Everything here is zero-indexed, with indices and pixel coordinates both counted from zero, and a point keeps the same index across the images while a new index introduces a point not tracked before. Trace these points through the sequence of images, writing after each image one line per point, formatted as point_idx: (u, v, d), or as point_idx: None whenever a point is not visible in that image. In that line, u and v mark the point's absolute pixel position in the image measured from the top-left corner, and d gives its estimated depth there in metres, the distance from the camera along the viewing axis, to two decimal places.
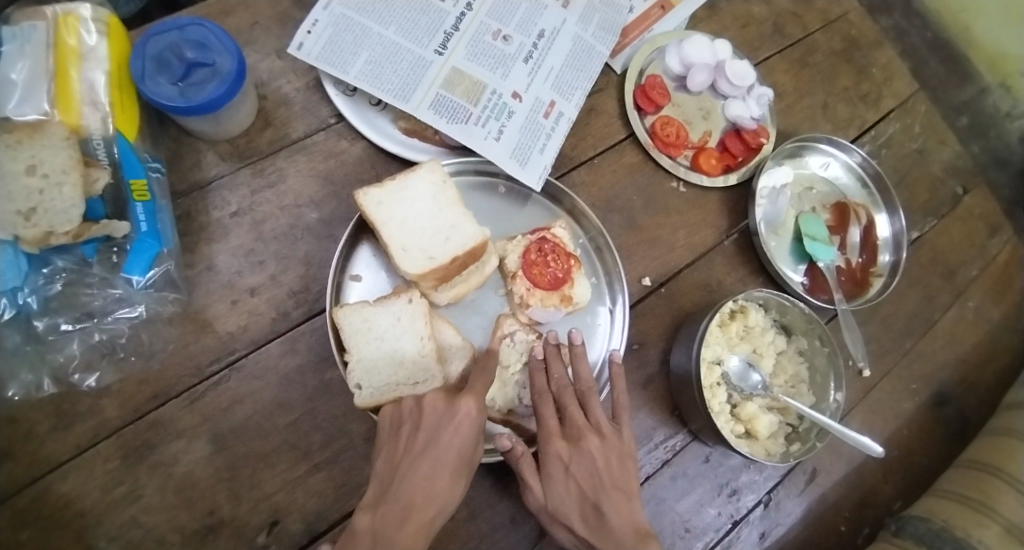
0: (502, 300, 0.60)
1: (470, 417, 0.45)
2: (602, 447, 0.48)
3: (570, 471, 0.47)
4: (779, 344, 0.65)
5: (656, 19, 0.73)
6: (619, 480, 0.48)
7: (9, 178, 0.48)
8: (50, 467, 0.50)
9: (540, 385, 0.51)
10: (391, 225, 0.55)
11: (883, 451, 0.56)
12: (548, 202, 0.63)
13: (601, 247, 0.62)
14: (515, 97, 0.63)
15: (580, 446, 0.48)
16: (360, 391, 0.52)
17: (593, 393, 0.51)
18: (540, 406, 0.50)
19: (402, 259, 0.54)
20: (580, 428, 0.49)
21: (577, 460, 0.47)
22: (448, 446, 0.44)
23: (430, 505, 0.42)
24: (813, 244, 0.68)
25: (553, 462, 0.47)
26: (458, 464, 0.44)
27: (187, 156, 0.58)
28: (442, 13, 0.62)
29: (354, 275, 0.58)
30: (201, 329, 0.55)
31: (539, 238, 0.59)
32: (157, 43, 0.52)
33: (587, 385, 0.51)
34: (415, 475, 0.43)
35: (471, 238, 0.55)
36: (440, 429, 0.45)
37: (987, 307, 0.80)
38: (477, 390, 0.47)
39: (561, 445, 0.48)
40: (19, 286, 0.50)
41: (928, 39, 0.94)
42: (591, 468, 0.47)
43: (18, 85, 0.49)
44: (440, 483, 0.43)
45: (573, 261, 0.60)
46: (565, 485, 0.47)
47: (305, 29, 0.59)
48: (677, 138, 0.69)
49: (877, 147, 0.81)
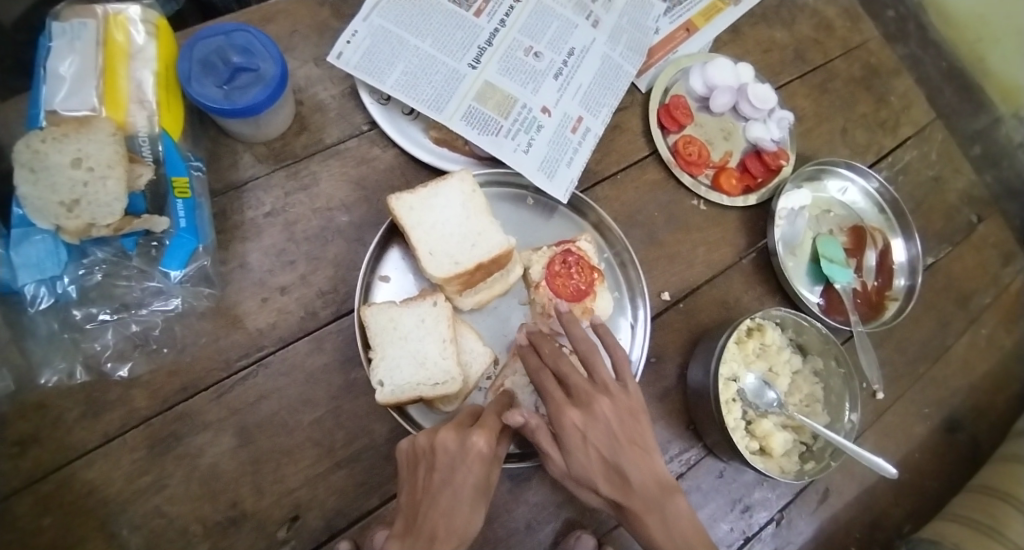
0: (525, 309, 0.61)
1: (482, 454, 0.44)
2: (613, 406, 0.47)
3: (587, 438, 0.45)
4: (795, 363, 0.66)
5: (681, 41, 0.75)
6: (634, 435, 0.46)
7: (55, 170, 0.49)
8: (77, 454, 0.51)
9: (534, 364, 0.50)
10: (420, 228, 0.57)
11: (897, 473, 0.56)
12: (573, 216, 0.64)
13: (625, 262, 0.64)
14: (544, 111, 0.65)
15: (591, 408, 0.46)
16: (382, 388, 0.53)
17: (594, 352, 0.49)
18: (541, 381, 0.48)
19: (427, 261, 0.56)
20: (587, 392, 0.47)
21: (592, 424, 0.46)
22: (463, 482, 0.42)
23: (453, 536, 0.40)
24: (829, 267, 0.70)
25: (569, 432, 0.46)
26: (476, 493, 0.43)
27: (225, 157, 0.60)
28: (476, 28, 0.65)
29: (383, 276, 0.59)
30: (231, 324, 0.57)
31: (564, 250, 0.60)
32: (204, 47, 0.54)
33: (585, 346, 0.49)
34: (435, 510, 0.41)
35: (496, 245, 0.57)
36: (455, 463, 0.43)
37: (1000, 335, 0.81)
38: (489, 424, 0.46)
39: (573, 414, 0.46)
40: (58, 275, 0.52)
41: (943, 69, 0.96)
42: (606, 430, 0.46)
43: (66, 80, 0.50)
44: (460, 514, 0.41)
45: (597, 274, 0.61)
46: (585, 452, 0.45)
47: (345, 39, 0.61)
48: (699, 157, 0.71)
49: (893, 173, 0.82)
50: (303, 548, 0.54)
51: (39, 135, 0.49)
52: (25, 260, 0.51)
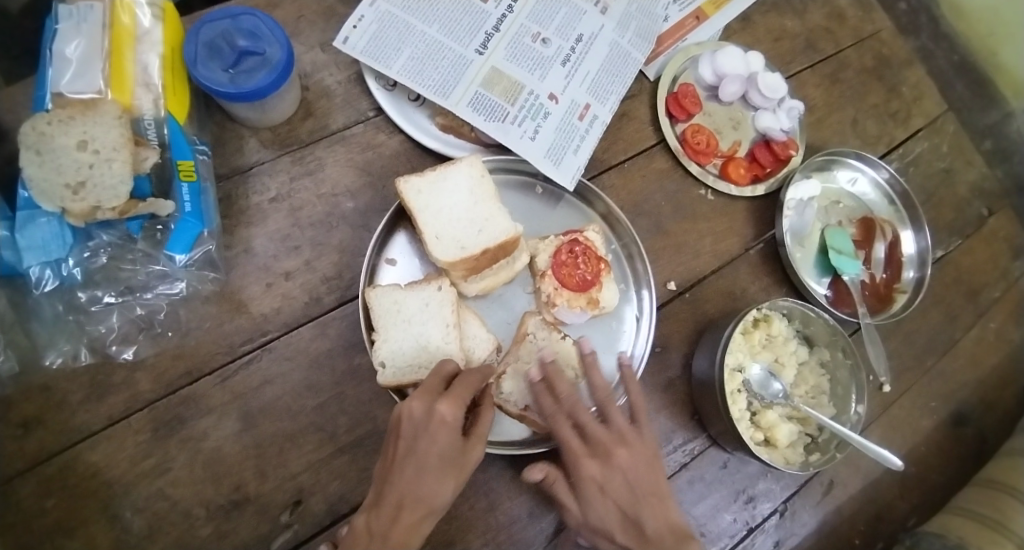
0: (530, 298, 0.61)
1: (446, 422, 0.43)
2: (632, 459, 0.49)
3: (605, 489, 0.48)
4: (801, 355, 0.66)
5: (690, 29, 0.74)
6: (651, 486, 0.49)
7: (61, 152, 0.49)
8: (81, 437, 0.52)
9: (548, 407, 0.49)
10: (427, 212, 0.56)
11: (903, 466, 0.55)
12: (581, 203, 0.64)
13: (632, 255, 0.63)
14: (551, 98, 0.64)
15: (610, 459, 0.49)
16: (383, 369, 0.53)
17: (611, 402, 0.51)
18: (558, 429, 0.49)
19: (434, 246, 0.56)
20: (606, 444, 0.49)
21: (610, 475, 0.48)
22: (427, 453, 0.42)
23: (419, 506, 0.42)
24: (838, 258, 0.69)
25: (588, 484, 0.48)
26: (443, 465, 0.43)
27: (230, 141, 0.60)
28: (484, 14, 0.64)
29: (389, 259, 0.59)
30: (236, 309, 0.57)
31: (571, 240, 0.59)
32: (210, 30, 0.54)
33: (604, 396, 0.51)
34: (401, 479, 0.42)
35: (506, 230, 0.56)
36: (423, 430, 0.43)
37: (1009, 329, 0.80)
38: (461, 392, 0.44)
39: (591, 465, 0.48)
40: (63, 257, 0.52)
41: (955, 61, 0.95)
42: (624, 482, 0.48)
43: (72, 62, 0.50)
44: (426, 483, 0.42)
45: (603, 265, 0.60)
46: (603, 503, 0.48)
47: (352, 24, 0.60)
48: (707, 147, 0.70)
49: (904, 165, 0.81)
50: (306, 533, 0.54)
51: (44, 117, 0.49)
52: (30, 242, 0.51)
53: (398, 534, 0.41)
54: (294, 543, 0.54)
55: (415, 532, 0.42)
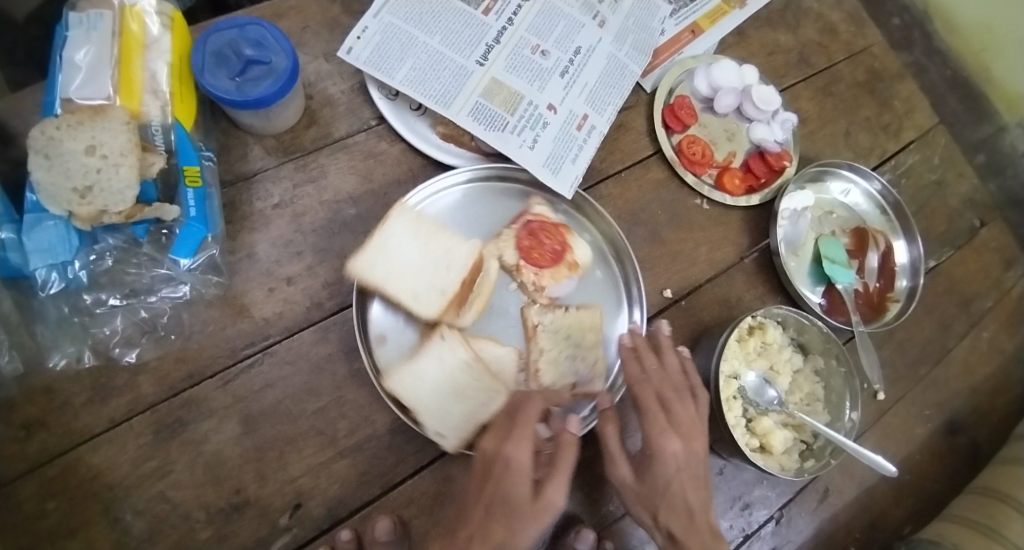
0: (516, 293, 0.59)
1: (514, 467, 0.47)
2: (704, 446, 0.56)
3: (681, 468, 0.54)
4: (795, 362, 0.67)
5: (686, 43, 0.76)
6: (706, 476, 0.56)
7: (69, 156, 0.50)
8: (83, 439, 0.52)
9: (635, 375, 0.57)
10: (391, 278, 0.55)
11: (895, 471, 0.57)
12: (523, 185, 0.64)
13: (581, 204, 0.64)
14: (550, 108, 0.66)
15: (689, 443, 0.55)
16: (443, 437, 0.53)
17: (693, 392, 0.58)
18: (645, 399, 0.56)
19: (417, 306, 0.55)
20: (686, 425, 0.55)
21: (688, 459, 0.54)
22: (493, 494, 0.47)
23: (490, 541, 0.45)
24: (831, 267, 0.70)
25: (669, 459, 0.54)
26: (521, 509, 0.46)
27: (235, 148, 0.61)
28: (484, 26, 0.66)
29: (379, 334, 0.57)
30: (237, 313, 0.57)
31: (524, 225, 0.60)
32: (217, 39, 0.55)
33: (680, 377, 0.58)
34: (478, 516, 0.47)
35: (466, 258, 0.56)
36: (491, 470, 0.48)
37: (1001, 339, 0.81)
38: (529, 429, 0.48)
39: (675, 445, 0.54)
40: (70, 260, 0.53)
41: (947, 76, 0.98)
42: (697, 467, 0.55)
43: (82, 68, 0.51)
44: (497, 528, 0.45)
45: (563, 229, 0.61)
46: (677, 480, 0.53)
47: (356, 35, 0.62)
48: (703, 157, 0.71)
49: (896, 177, 0.83)
50: (305, 536, 0.54)
51: (53, 122, 0.51)
52: (37, 245, 0.52)
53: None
54: (293, 547, 0.54)
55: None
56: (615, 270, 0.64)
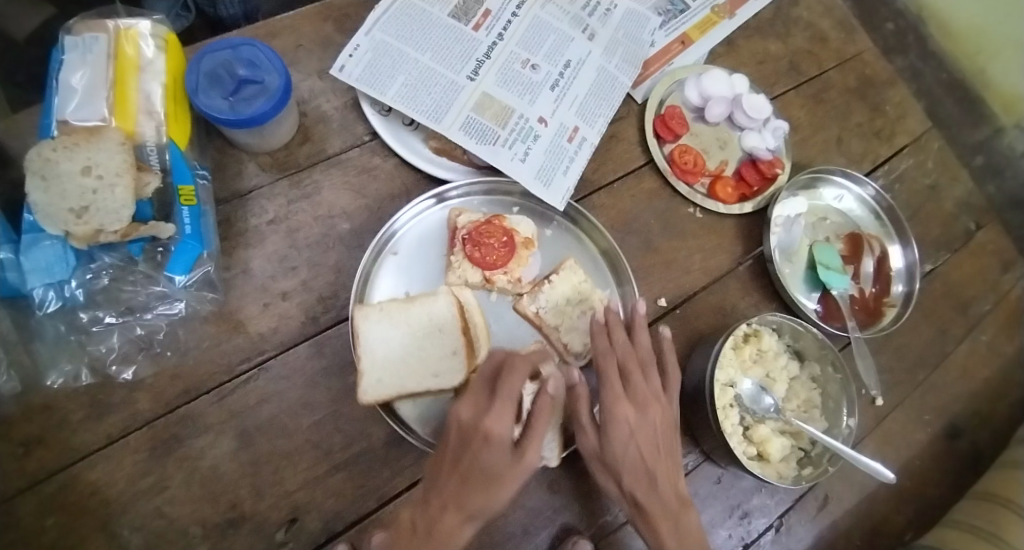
0: (501, 299, 0.62)
1: (491, 438, 0.44)
2: (662, 415, 0.53)
3: (635, 434, 0.50)
4: (791, 370, 0.66)
5: (676, 54, 0.77)
6: (668, 446, 0.53)
7: (65, 178, 0.51)
8: (80, 456, 0.52)
9: (602, 347, 0.54)
10: (406, 374, 0.55)
11: (894, 477, 0.56)
12: (437, 205, 0.63)
13: (493, 189, 0.64)
14: (541, 121, 0.66)
15: (644, 410, 0.52)
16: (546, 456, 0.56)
17: (650, 363, 0.55)
18: (606, 367, 0.53)
19: (447, 384, 0.56)
20: (644, 396, 0.53)
21: (642, 425, 0.51)
22: (470, 466, 0.44)
23: (461, 510, 0.44)
24: (826, 273, 0.70)
25: (621, 424, 0.50)
26: (489, 478, 0.44)
27: (230, 166, 0.62)
28: (475, 42, 0.66)
29: (428, 428, 0.58)
30: (233, 329, 0.58)
31: (463, 237, 0.60)
32: (211, 60, 0.56)
33: (645, 353, 0.55)
34: (448, 488, 0.45)
35: (447, 313, 0.58)
36: (470, 441, 0.45)
37: (1000, 342, 0.81)
38: (510, 403, 0.44)
39: (627, 409, 0.51)
40: (66, 279, 0.54)
41: (942, 80, 0.99)
42: (653, 435, 0.51)
43: (78, 91, 0.53)
44: (472, 497, 0.44)
45: (498, 220, 0.61)
46: (627, 444, 0.50)
47: (348, 53, 0.63)
48: (695, 166, 0.72)
49: (890, 182, 0.83)
50: None
51: (50, 143, 0.51)
52: (35, 264, 0.52)
53: (440, 534, 0.44)
54: None
55: (455, 534, 0.45)
56: (566, 223, 0.65)
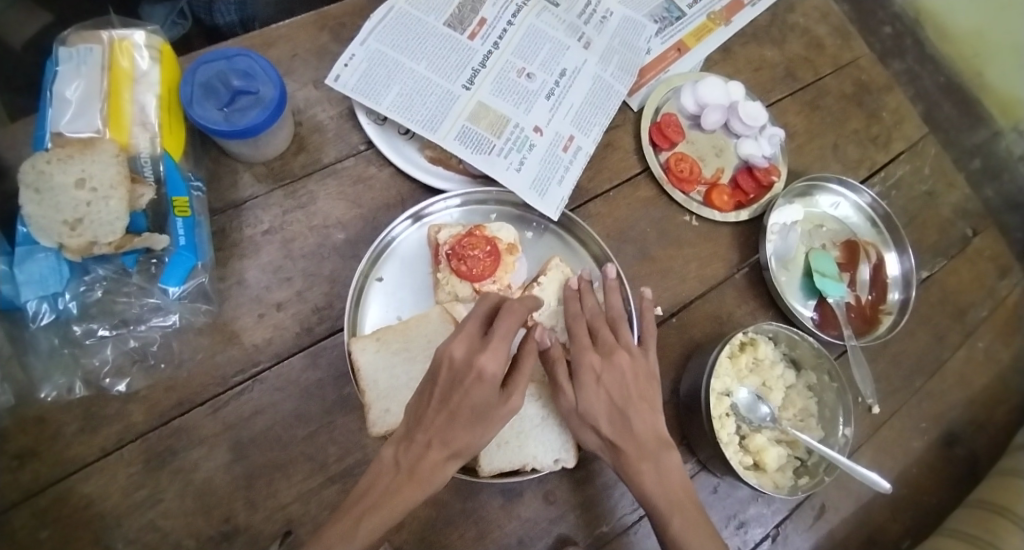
0: None
1: (484, 378, 0.44)
2: (632, 363, 0.51)
3: (602, 380, 0.50)
4: (788, 379, 0.66)
5: (672, 61, 0.77)
6: (643, 392, 0.51)
7: (59, 190, 0.51)
8: (74, 468, 0.52)
9: (574, 310, 0.55)
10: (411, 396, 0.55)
11: (890, 487, 0.57)
12: (415, 224, 0.63)
13: (465, 202, 0.64)
14: (536, 131, 0.66)
15: (610, 357, 0.51)
16: (562, 459, 0.57)
17: (622, 320, 0.55)
18: (575, 328, 0.53)
19: None
20: (611, 345, 0.52)
21: (608, 370, 0.50)
22: (459, 404, 0.44)
23: (447, 446, 0.44)
24: (822, 281, 0.70)
25: (585, 372, 0.50)
26: (475, 416, 0.44)
27: (225, 176, 0.62)
28: (470, 51, 0.66)
29: None
30: (227, 340, 0.58)
31: (445, 255, 0.59)
32: (206, 71, 0.56)
33: (617, 313, 0.55)
34: (433, 424, 0.45)
35: (444, 331, 0.58)
36: (461, 379, 0.44)
37: (997, 349, 0.81)
38: (502, 342, 0.45)
39: (593, 357, 0.51)
40: (60, 291, 0.54)
41: (939, 83, 0.99)
42: (621, 380, 0.50)
43: (72, 103, 0.53)
44: (457, 434, 0.44)
45: (477, 232, 0.61)
46: (597, 391, 0.49)
47: (343, 62, 0.63)
48: (691, 174, 0.72)
49: (886, 189, 0.83)
50: None
51: (44, 156, 0.52)
52: (28, 276, 0.53)
53: (423, 470, 0.44)
54: None
55: (439, 470, 0.44)
56: (551, 226, 0.65)
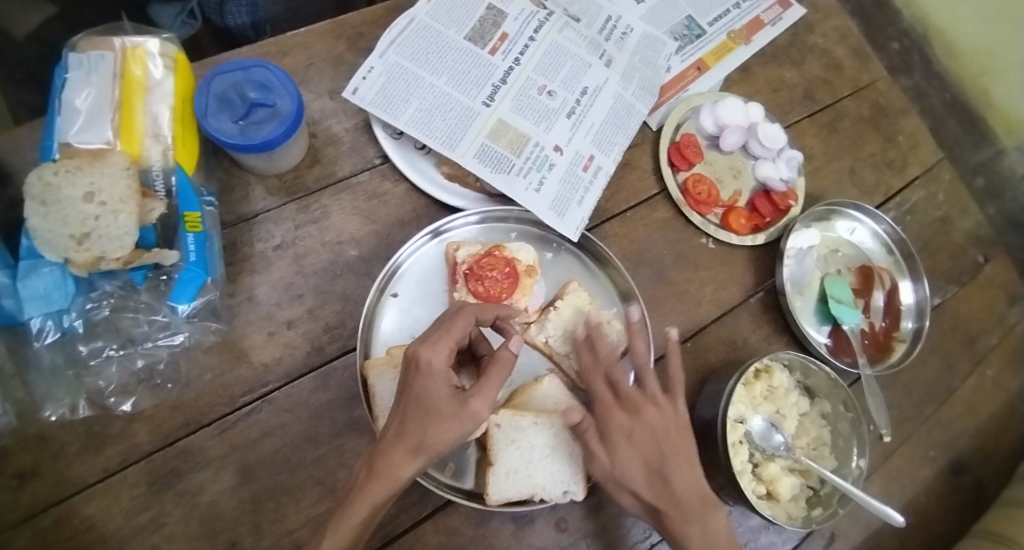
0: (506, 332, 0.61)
1: (425, 367, 0.45)
2: (660, 417, 0.50)
3: (632, 440, 0.49)
4: (802, 406, 0.66)
5: (692, 80, 0.76)
6: (678, 446, 0.49)
7: (67, 203, 0.49)
8: (76, 489, 0.51)
9: (587, 363, 0.54)
10: None
11: (903, 522, 0.55)
12: (432, 239, 0.62)
13: (488, 218, 0.63)
14: (556, 150, 0.65)
15: (638, 414, 0.50)
16: (571, 491, 0.56)
17: (647, 368, 0.52)
18: (593, 383, 0.52)
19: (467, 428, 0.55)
20: (637, 401, 0.50)
21: (638, 428, 0.49)
22: (408, 396, 0.45)
23: (404, 444, 0.44)
24: (836, 308, 0.69)
25: (614, 433, 0.49)
26: (427, 410, 0.44)
27: (237, 189, 0.60)
28: (491, 66, 0.65)
29: (448, 466, 0.56)
30: (237, 358, 0.56)
31: (462, 275, 0.58)
32: (221, 82, 0.54)
33: (642, 361, 0.52)
34: (393, 422, 0.46)
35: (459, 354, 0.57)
36: (409, 374, 0.46)
37: (1005, 378, 0.80)
38: (445, 339, 0.46)
39: (620, 417, 0.50)
40: (66, 308, 0.52)
41: (946, 100, 0.99)
42: (652, 437, 0.49)
43: (82, 113, 0.51)
44: (410, 429, 0.44)
45: (495, 251, 0.59)
46: (629, 452, 0.49)
47: (361, 75, 0.61)
48: (709, 197, 0.71)
49: (901, 214, 0.82)
50: None
51: (51, 166, 0.50)
52: (32, 292, 0.51)
53: (384, 467, 0.44)
54: None
55: (402, 466, 0.44)
56: (569, 246, 0.64)
